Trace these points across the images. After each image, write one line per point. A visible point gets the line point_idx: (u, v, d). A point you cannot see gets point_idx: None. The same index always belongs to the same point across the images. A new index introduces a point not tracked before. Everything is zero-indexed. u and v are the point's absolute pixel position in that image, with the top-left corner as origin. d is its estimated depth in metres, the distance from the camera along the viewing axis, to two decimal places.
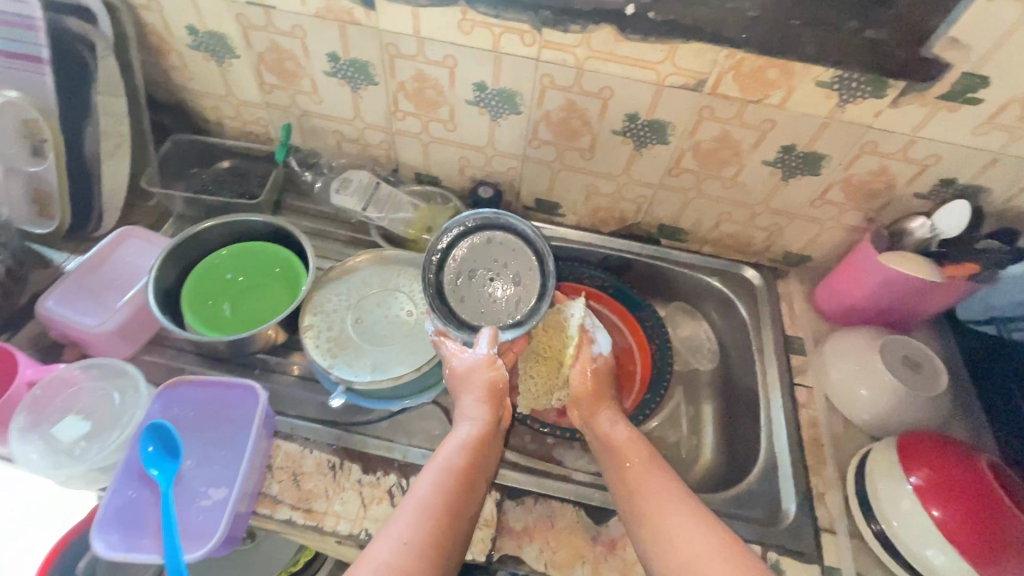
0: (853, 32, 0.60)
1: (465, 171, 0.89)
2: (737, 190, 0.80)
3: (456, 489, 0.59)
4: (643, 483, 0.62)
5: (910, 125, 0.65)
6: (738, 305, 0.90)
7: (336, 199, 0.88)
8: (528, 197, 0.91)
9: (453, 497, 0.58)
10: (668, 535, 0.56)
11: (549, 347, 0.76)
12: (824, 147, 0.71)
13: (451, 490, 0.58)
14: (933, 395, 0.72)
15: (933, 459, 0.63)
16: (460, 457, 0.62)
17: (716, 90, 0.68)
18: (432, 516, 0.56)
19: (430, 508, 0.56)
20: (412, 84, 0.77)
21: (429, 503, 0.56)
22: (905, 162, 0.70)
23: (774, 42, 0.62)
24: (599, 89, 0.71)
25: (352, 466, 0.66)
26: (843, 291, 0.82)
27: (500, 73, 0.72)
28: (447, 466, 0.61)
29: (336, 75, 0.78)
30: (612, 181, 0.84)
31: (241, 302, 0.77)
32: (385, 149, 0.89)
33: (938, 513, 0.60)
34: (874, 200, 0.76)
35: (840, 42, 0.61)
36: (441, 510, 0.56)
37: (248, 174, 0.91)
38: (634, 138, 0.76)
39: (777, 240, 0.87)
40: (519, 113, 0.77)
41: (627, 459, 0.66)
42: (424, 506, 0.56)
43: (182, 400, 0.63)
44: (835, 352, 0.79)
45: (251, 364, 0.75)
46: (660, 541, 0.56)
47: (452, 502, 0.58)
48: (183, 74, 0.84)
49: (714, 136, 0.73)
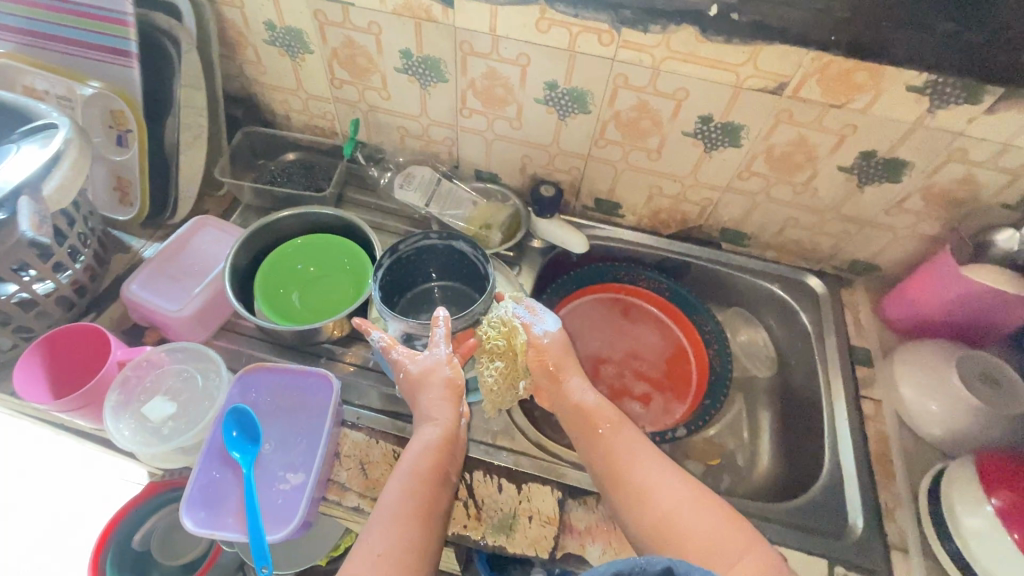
0: (952, 36, 0.58)
1: (526, 169, 0.89)
2: (808, 195, 0.78)
3: (425, 497, 0.57)
4: (627, 468, 0.60)
5: (1005, 133, 0.63)
6: (801, 314, 0.88)
7: (399, 194, 0.89)
8: (587, 197, 0.91)
9: (424, 499, 0.57)
10: (657, 521, 0.56)
11: (498, 340, 0.69)
12: (908, 154, 0.68)
13: (419, 489, 0.57)
14: (1013, 415, 0.69)
15: (1015, 481, 0.60)
16: (422, 457, 0.60)
17: (798, 94, 0.66)
18: (407, 520, 0.55)
19: (402, 520, 0.55)
20: (482, 82, 0.77)
21: (400, 510, 0.55)
22: (995, 170, 0.67)
23: (866, 45, 0.60)
24: (673, 90, 0.70)
25: None
26: (915, 303, 0.79)
27: (573, 73, 0.72)
28: (412, 470, 0.59)
29: (407, 72, 0.79)
30: (677, 182, 0.83)
31: (309, 293, 0.79)
32: (447, 146, 0.90)
33: (1020, 538, 0.57)
34: (956, 209, 0.73)
35: (936, 46, 0.59)
36: (413, 513, 0.55)
37: (313, 167, 0.93)
38: (705, 139, 0.75)
39: (845, 248, 0.85)
40: (587, 113, 0.77)
41: (602, 436, 0.63)
42: (393, 513, 0.55)
43: (259, 385, 0.65)
44: (906, 365, 0.76)
45: (317, 353, 0.77)
46: (649, 522, 0.56)
47: (424, 502, 0.57)
48: (257, 68, 0.86)
49: (790, 139, 0.71)
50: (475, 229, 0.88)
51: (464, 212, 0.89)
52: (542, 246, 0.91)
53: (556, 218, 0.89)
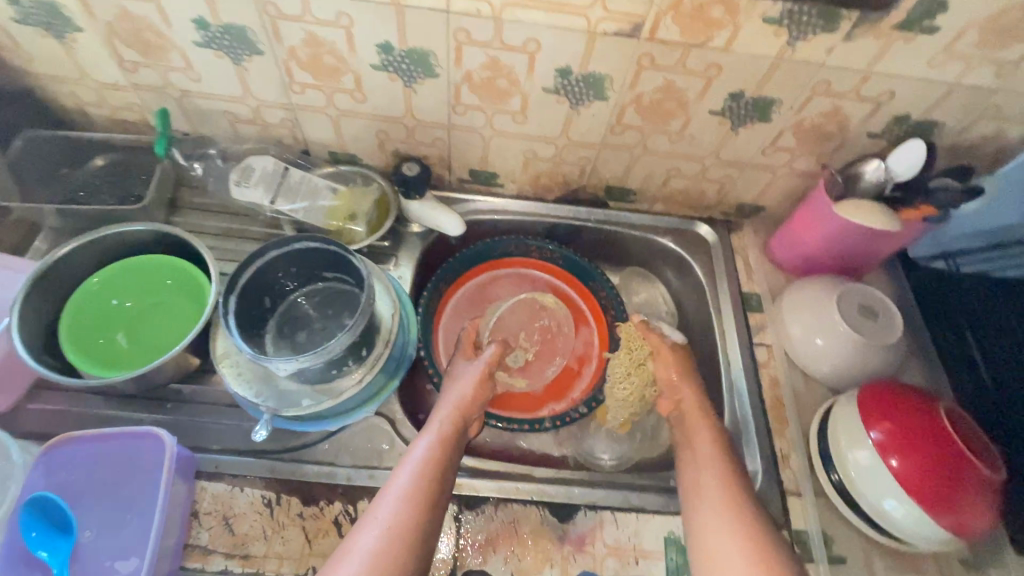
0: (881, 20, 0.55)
1: (385, 146, 0.78)
2: (684, 144, 0.73)
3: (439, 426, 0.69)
4: None
5: (864, 60, 0.59)
6: (693, 265, 0.85)
7: (239, 193, 0.76)
8: (461, 169, 0.82)
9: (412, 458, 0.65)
10: None
11: None
12: (775, 92, 0.64)
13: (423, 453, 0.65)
14: (887, 343, 0.70)
15: (892, 410, 0.62)
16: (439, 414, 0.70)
17: (685, 65, 0.62)
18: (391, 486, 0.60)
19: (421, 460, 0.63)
20: (304, 50, 0.65)
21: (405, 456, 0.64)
22: (859, 101, 0.64)
23: (778, 26, 0.56)
24: (523, 43, 0.61)
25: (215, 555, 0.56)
26: (799, 240, 0.78)
27: (406, 31, 0.61)
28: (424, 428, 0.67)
29: (209, 46, 0.65)
30: (552, 145, 0.76)
31: (138, 328, 0.66)
32: (288, 128, 0.77)
33: (895, 464, 0.60)
34: (826, 142, 0.70)
35: (873, 25, 0.56)
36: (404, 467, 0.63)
37: (130, 172, 0.78)
38: (569, 95, 0.67)
39: (729, 192, 0.81)
40: (436, 77, 0.67)
41: None
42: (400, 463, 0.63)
43: (68, 463, 0.57)
44: (794, 301, 0.76)
45: (162, 398, 0.65)
46: None
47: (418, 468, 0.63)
48: (19, 55, 0.67)
49: (656, 87, 0.65)
50: (338, 223, 0.77)
51: (321, 203, 0.76)
52: (420, 231, 0.83)
53: (428, 198, 0.79)
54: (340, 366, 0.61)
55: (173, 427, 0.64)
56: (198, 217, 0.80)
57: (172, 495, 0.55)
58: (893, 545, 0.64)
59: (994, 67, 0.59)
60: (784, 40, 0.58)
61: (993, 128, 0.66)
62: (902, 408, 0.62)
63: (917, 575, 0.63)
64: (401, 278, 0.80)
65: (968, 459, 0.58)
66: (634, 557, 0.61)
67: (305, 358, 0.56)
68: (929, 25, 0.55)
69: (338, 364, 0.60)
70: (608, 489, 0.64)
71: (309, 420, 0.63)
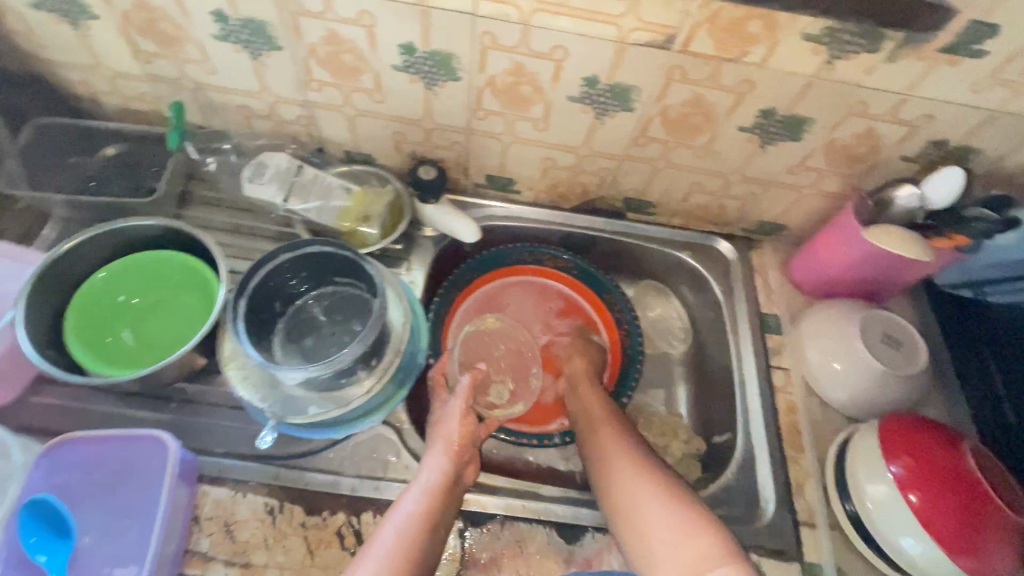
0: (926, 41, 0.53)
1: (401, 147, 0.77)
2: (710, 159, 0.71)
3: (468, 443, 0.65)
4: None
5: (905, 83, 0.57)
6: (711, 282, 0.83)
7: (252, 190, 0.74)
8: (478, 173, 0.80)
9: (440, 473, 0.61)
10: None
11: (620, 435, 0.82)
12: (808, 110, 0.62)
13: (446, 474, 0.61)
14: (910, 374, 0.68)
15: (914, 445, 0.60)
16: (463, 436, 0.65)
17: (716, 80, 0.60)
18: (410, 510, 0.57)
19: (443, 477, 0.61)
20: (324, 48, 0.63)
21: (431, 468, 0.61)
22: (895, 123, 0.62)
23: (817, 43, 0.54)
24: (550, 49, 0.59)
25: (215, 562, 0.55)
26: (821, 263, 0.76)
27: (430, 32, 0.59)
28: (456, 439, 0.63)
29: (227, 40, 0.63)
30: (572, 153, 0.74)
31: (144, 327, 0.66)
32: (304, 125, 0.75)
33: (915, 501, 0.58)
34: (857, 164, 0.68)
35: (917, 47, 0.53)
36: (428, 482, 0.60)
37: (141, 164, 0.77)
38: (593, 105, 0.65)
39: (752, 209, 0.79)
40: (458, 80, 0.65)
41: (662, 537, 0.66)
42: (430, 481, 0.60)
43: (68, 465, 0.56)
44: (813, 325, 0.74)
45: (166, 397, 0.64)
46: None
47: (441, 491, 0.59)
48: (32, 41, 0.66)
49: (685, 100, 0.63)
50: (350, 224, 0.75)
51: (335, 204, 0.75)
52: (433, 235, 0.81)
53: (443, 202, 0.77)
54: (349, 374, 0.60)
55: (176, 428, 0.63)
56: (209, 212, 0.79)
57: (173, 499, 0.55)
58: None
59: None
60: (822, 58, 0.56)
61: None
62: (924, 442, 0.60)
63: None
64: (412, 283, 0.79)
65: (994, 502, 0.56)
66: None
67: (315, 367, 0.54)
68: (976, 49, 0.53)
69: (348, 374, 0.59)
70: None
71: (316, 428, 0.62)
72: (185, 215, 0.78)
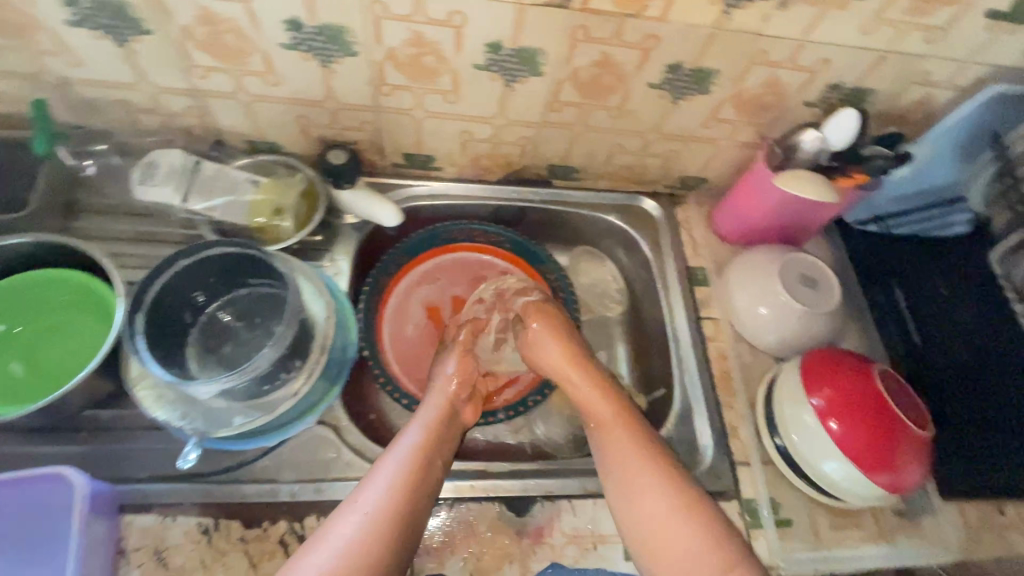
0: None
1: (308, 132, 0.72)
2: (626, 119, 0.71)
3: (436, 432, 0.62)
4: None
5: (799, 29, 0.58)
6: (641, 242, 0.84)
7: (144, 193, 0.68)
8: (394, 153, 0.76)
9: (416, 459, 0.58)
10: None
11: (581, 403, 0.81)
12: (713, 62, 0.62)
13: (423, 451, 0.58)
14: (827, 310, 0.72)
15: (833, 377, 0.64)
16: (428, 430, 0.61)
17: (620, 37, 0.59)
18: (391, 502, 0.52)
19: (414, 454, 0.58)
20: (199, 28, 0.57)
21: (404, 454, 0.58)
22: (795, 70, 0.63)
23: None
24: (447, 15, 0.56)
25: None
26: (741, 213, 0.78)
27: (315, 4, 0.55)
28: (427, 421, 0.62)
29: (85, 26, 0.56)
30: (489, 124, 0.71)
31: (37, 355, 0.60)
32: (195, 116, 0.69)
33: (836, 428, 0.62)
34: (765, 113, 0.70)
35: None
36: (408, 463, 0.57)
37: (11, 175, 0.68)
38: (502, 72, 0.63)
39: (673, 166, 0.80)
40: (355, 55, 0.61)
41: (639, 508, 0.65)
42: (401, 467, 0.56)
43: None
44: (737, 273, 0.76)
45: (73, 428, 0.59)
46: None
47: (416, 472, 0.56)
48: None
49: (593, 61, 0.62)
50: (262, 220, 0.71)
51: (242, 199, 0.70)
52: (355, 221, 0.77)
53: (361, 186, 0.74)
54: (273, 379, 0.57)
55: (89, 459, 0.58)
56: (101, 221, 0.72)
57: (89, 535, 0.51)
58: (834, 504, 0.66)
59: (923, 33, 0.59)
60: (719, 8, 0.56)
61: (922, 94, 0.67)
62: (844, 376, 0.63)
63: (858, 529, 0.67)
64: (337, 275, 0.75)
65: (902, 421, 0.61)
66: (593, 543, 0.61)
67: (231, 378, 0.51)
68: None
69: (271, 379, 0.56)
70: (563, 478, 0.64)
71: (244, 438, 0.59)
72: (73, 228, 0.71)
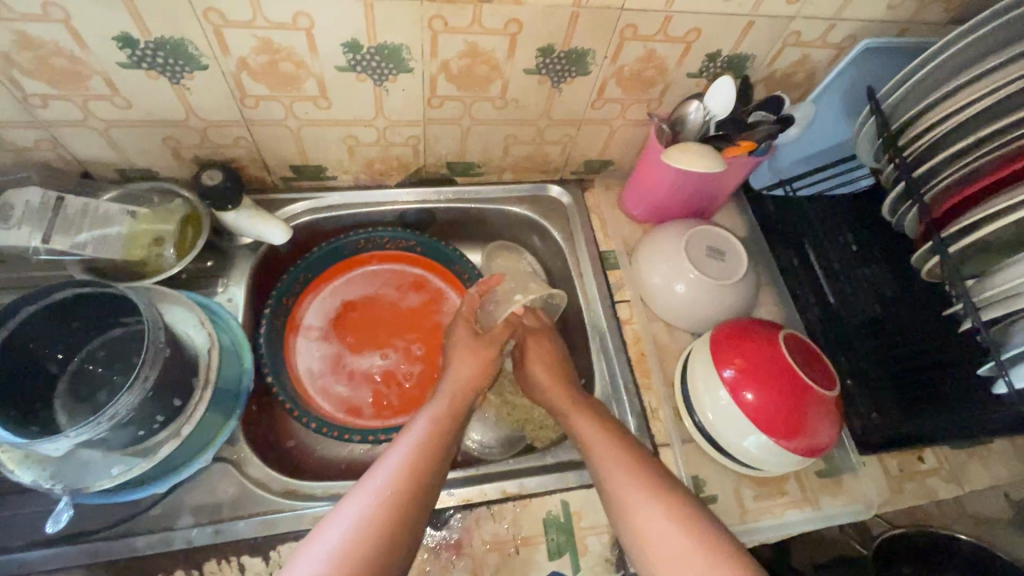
0: None
1: (180, 153, 0.68)
2: (512, 108, 0.69)
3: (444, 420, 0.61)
4: None
5: (661, 0, 0.57)
6: (553, 231, 0.82)
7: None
8: (280, 166, 0.73)
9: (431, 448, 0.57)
10: None
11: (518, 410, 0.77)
12: (584, 42, 0.60)
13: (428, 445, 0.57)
14: (734, 279, 0.71)
15: (742, 347, 0.63)
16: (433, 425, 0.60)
17: (481, 25, 0.56)
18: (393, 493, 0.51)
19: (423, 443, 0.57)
20: (20, 54, 0.52)
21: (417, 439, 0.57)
22: (668, 42, 0.62)
23: None
24: (292, 17, 0.53)
25: None
26: (644, 189, 0.77)
27: (142, 17, 0.51)
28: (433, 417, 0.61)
29: None
30: (371, 127, 0.68)
31: None
32: (49, 149, 0.64)
33: (751, 398, 0.61)
34: (650, 88, 0.69)
35: None
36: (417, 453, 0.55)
37: None
38: (368, 72, 0.60)
39: (573, 151, 0.79)
40: (206, 68, 0.57)
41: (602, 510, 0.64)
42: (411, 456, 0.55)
43: None
44: (645, 252, 0.76)
45: None
46: None
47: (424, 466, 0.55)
48: None
49: (460, 51, 0.59)
50: (142, 252, 0.67)
51: (117, 232, 0.66)
52: (249, 242, 0.74)
53: (245, 205, 0.69)
54: (149, 424, 0.53)
55: None
56: None
57: None
58: (755, 473, 0.66)
59: None
60: None
61: (800, 55, 0.67)
62: (753, 345, 0.63)
63: (782, 496, 0.67)
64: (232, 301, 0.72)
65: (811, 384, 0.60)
66: (514, 548, 0.59)
67: (84, 431, 0.46)
68: None
69: (147, 423, 0.52)
70: (480, 485, 0.62)
71: (128, 488, 0.55)
72: None
